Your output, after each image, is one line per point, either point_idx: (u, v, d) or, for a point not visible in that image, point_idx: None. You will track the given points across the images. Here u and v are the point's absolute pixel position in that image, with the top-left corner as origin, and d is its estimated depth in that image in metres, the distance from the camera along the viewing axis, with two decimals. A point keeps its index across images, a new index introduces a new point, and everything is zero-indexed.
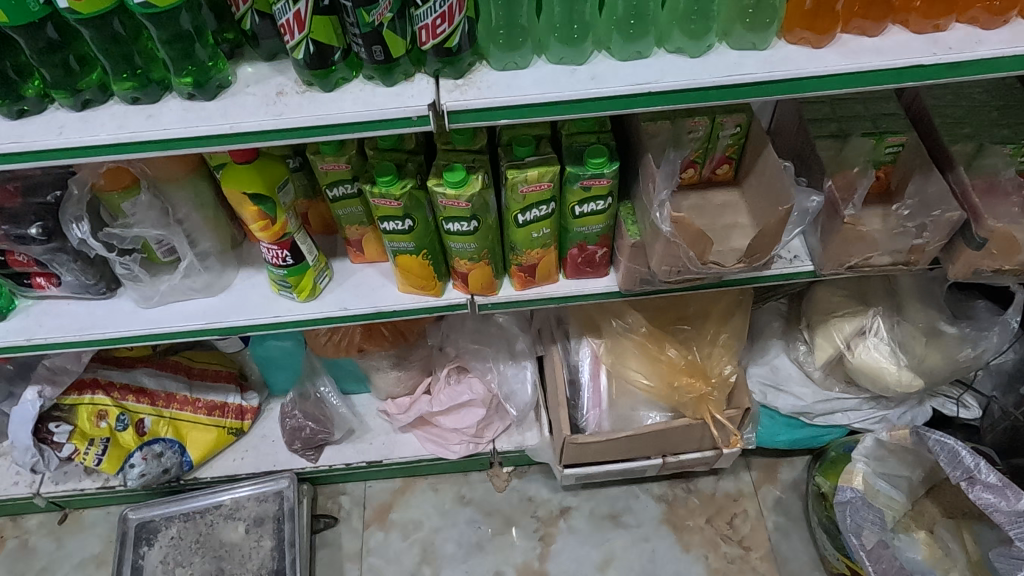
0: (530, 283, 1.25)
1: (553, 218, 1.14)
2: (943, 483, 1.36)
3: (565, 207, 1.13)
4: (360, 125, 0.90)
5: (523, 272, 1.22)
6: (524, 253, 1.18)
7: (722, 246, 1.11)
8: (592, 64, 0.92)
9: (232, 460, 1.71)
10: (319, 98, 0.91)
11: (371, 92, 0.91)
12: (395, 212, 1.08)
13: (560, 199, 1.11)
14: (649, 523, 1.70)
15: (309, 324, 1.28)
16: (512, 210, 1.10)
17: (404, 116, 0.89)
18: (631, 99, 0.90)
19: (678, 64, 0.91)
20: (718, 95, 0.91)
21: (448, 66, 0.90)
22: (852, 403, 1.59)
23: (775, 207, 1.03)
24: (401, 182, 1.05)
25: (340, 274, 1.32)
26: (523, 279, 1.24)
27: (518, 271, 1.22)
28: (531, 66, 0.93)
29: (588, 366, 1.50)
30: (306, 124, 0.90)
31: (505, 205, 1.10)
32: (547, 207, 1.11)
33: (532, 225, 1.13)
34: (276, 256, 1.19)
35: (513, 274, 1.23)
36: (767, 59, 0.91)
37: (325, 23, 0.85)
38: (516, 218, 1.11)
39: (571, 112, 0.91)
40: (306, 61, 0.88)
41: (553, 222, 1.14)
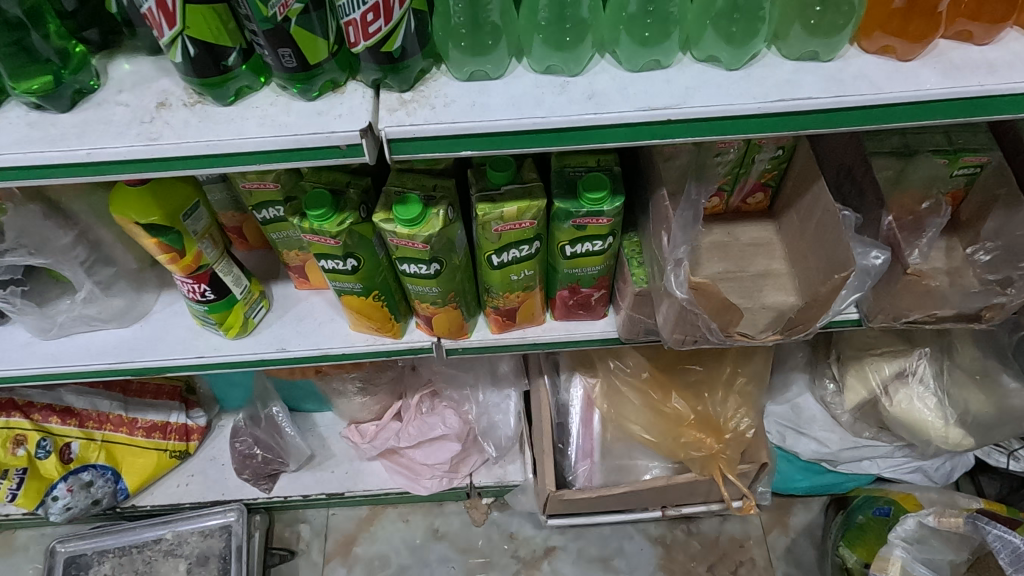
0: (509, 326, 1.02)
1: (538, 259, 0.90)
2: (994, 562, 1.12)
3: (553, 247, 0.89)
4: (268, 156, 0.66)
5: (500, 316, 0.99)
6: (502, 296, 0.95)
7: (750, 304, 0.87)
8: (591, 75, 0.67)
9: (175, 486, 1.52)
10: (212, 115, 0.66)
11: (285, 108, 0.66)
12: (335, 251, 0.84)
13: (546, 237, 0.88)
14: (643, 569, 1.52)
15: (241, 367, 1.05)
16: (485, 251, 0.86)
17: (327, 145, 0.65)
18: (644, 130, 0.65)
19: (710, 81, 0.66)
20: (764, 125, 0.66)
21: (390, 75, 0.65)
22: (883, 451, 1.38)
23: (826, 275, 0.79)
24: (339, 215, 0.80)
25: (280, 304, 1.09)
26: (502, 324, 1.01)
27: (494, 315, 0.99)
28: (508, 76, 0.67)
29: (579, 408, 1.27)
30: (192, 152, 0.65)
31: (478, 244, 0.86)
32: (530, 247, 0.87)
33: (512, 267, 0.89)
34: (192, 290, 0.95)
35: (489, 317, 1.00)
36: (834, 75, 0.66)
37: (206, 16, 0.59)
38: (490, 258, 0.87)
39: (562, 143, 0.66)
40: (189, 66, 0.62)
41: (536, 263, 0.91)
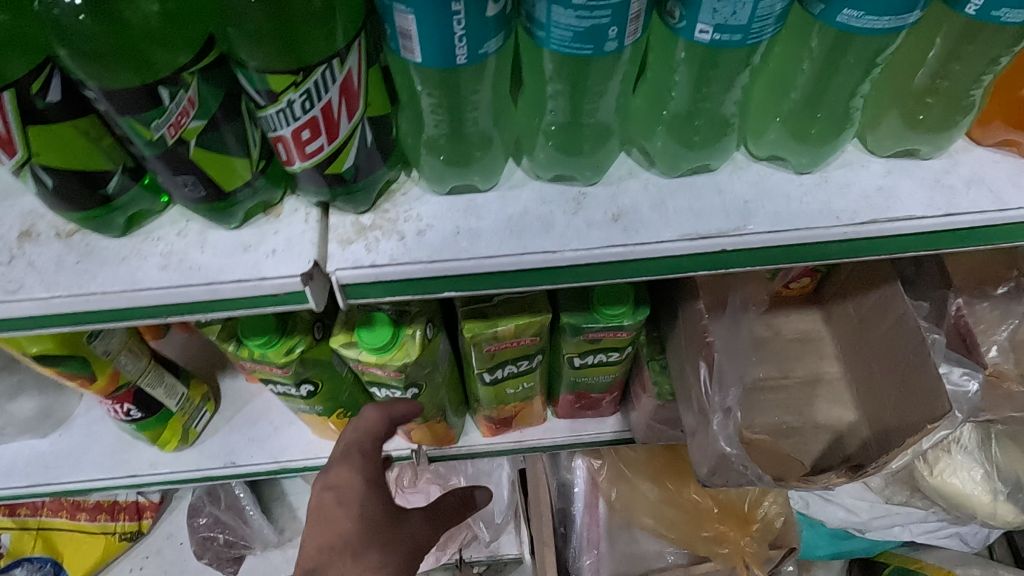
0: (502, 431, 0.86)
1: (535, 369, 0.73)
2: None
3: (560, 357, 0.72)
4: (177, 308, 0.48)
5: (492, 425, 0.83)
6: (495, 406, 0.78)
7: (799, 422, 0.71)
8: (617, 183, 0.50)
9: (128, 573, 1.30)
10: (96, 252, 0.48)
11: (199, 241, 0.48)
12: (284, 379, 0.66)
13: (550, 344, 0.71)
14: None
15: (183, 483, 0.88)
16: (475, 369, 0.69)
17: (257, 296, 0.47)
18: (691, 261, 0.48)
19: (776, 191, 0.49)
20: (849, 251, 0.49)
21: (338, 196, 0.46)
22: (917, 519, 1.22)
23: (907, 417, 0.62)
24: (287, 340, 0.62)
25: (229, 403, 0.91)
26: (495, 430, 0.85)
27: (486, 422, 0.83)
28: (504, 187, 0.50)
29: (582, 491, 1.13)
30: (67, 309, 0.47)
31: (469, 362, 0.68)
32: (531, 361, 0.70)
33: (508, 381, 0.72)
34: (114, 410, 0.77)
35: (480, 423, 0.83)
36: (940, 180, 0.49)
37: (63, 137, 0.40)
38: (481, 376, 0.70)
39: (578, 280, 0.49)
40: (50, 197, 0.43)
41: (536, 374, 0.74)
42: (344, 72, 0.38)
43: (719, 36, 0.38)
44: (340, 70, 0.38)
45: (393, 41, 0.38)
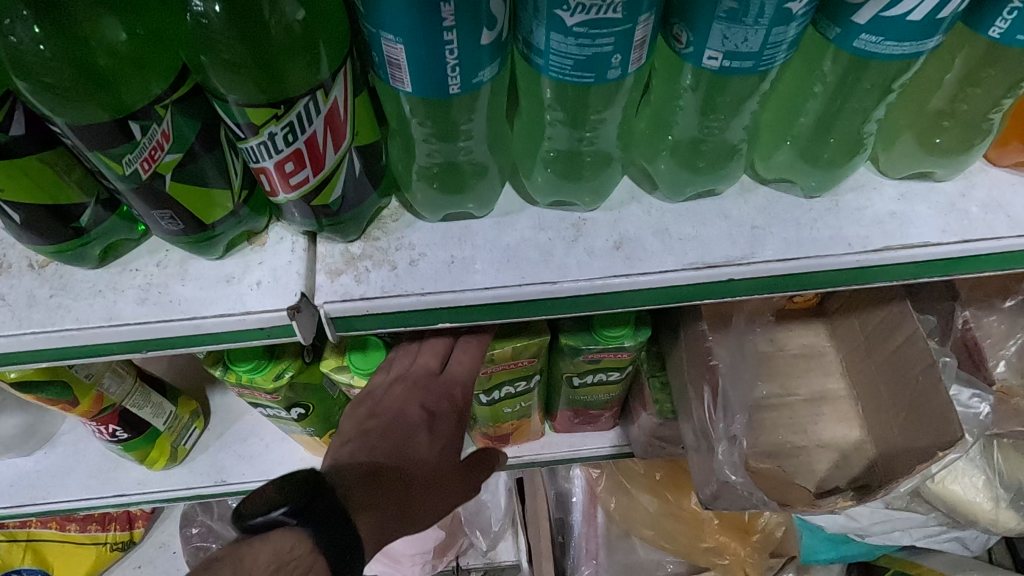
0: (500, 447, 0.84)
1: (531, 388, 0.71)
2: None
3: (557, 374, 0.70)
4: (157, 343, 0.45)
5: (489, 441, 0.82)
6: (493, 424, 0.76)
7: (804, 441, 0.69)
8: (618, 208, 0.47)
9: None
10: (71, 285, 0.45)
11: (180, 272, 0.46)
12: (274, 403, 0.64)
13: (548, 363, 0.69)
14: None
15: (173, 502, 0.86)
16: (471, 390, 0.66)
17: (242, 330, 0.45)
18: (697, 291, 0.46)
19: (785, 217, 0.47)
20: (861, 279, 0.47)
21: (326, 226, 0.44)
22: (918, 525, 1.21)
23: (919, 443, 0.61)
24: (276, 365, 0.60)
25: (219, 419, 0.89)
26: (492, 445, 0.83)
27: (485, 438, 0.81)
28: (500, 213, 0.47)
29: (580, 500, 1.12)
30: (40, 345, 0.44)
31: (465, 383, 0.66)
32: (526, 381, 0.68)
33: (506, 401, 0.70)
34: (99, 431, 0.75)
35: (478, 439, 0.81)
36: (955, 205, 0.47)
37: (30, 170, 0.37)
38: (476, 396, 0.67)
39: (578, 311, 0.47)
40: (19, 231, 0.41)
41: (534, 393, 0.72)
42: (329, 102, 0.36)
43: (730, 63, 0.36)
44: (325, 101, 0.35)
45: (381, 70, 0.35)
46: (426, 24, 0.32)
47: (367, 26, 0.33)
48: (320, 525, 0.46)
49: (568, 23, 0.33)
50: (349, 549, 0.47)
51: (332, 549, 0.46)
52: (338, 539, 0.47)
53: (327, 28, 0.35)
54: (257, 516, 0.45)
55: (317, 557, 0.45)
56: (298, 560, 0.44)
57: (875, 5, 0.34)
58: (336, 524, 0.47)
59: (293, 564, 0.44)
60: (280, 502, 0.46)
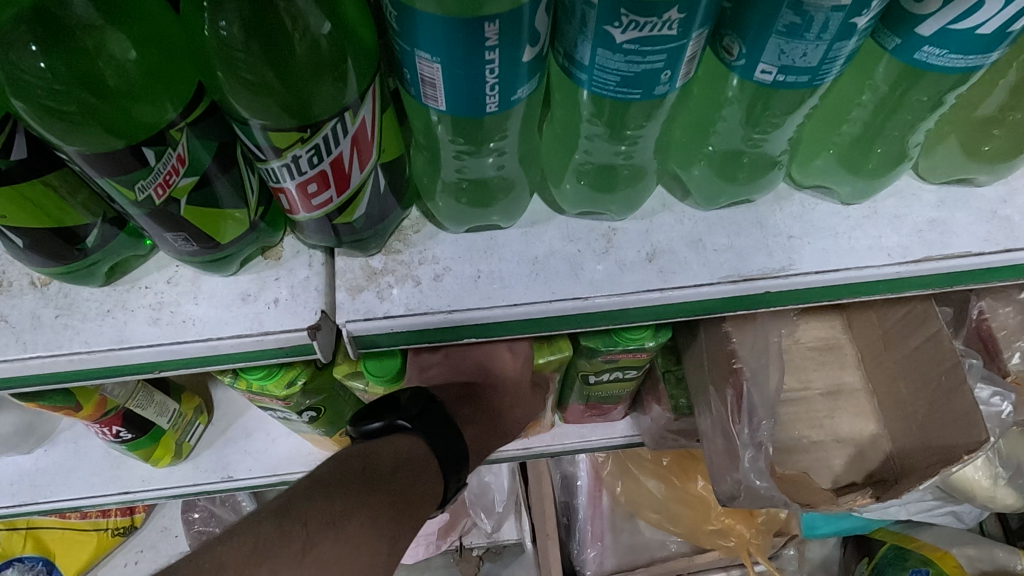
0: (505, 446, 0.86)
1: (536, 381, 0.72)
2: None
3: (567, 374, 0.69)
4: (171, 365, 0.43)
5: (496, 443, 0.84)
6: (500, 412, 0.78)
7: (820, 435, 0.69)
8: (650, 216, 0.46)
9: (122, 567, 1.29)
10: (78, 305, 0.43)
11: (192, 290, 0.43)
12: (284, 407, 0.63)
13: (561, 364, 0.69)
14: None
15: (179, 497, 0.85)
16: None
17: (261, 350, 0.43)
18: (730, 303, 0.45)
19: (821, 226, 0.45)
20: (898, 288, 0.46)
21: (347, 242, 0.42)
22: (914, 499, 1.23)
23: (947, 444, 0.60)
24: (288, 372, 0.58)
25: (222, 414, 0.87)
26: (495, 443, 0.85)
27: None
28: (527, 223, 0.45)
29: (586, 485, 1.11)
30: (48, 370, 0.42)
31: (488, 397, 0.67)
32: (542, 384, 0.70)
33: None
34: (103, 432, 0.73)
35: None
36: (996, 211, 0.46)
37: (32, 195, 0.34)
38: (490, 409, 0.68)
39: (608, 323, 0.45)
40: (21, 254, 0.38)
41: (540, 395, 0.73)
42: (358, 120, 0.34)
43: (784, 77, 0.34)
44: (353, 121, 0.33)
45: (413, 87, 0.33)
46: (468, 45, 0.29)
47: (401, 44, 0.31)
48: (432, 431, 0.50)
49: (617, 40, 0.31)
50: (456, 454, 0.52)
51: (441, 453, 0.50)
52: (446, 443, 0.51)
53: (353, 44, 0.32)
54: (375, 422, 0.49)
55: (429, 458, 0.49)
56: (417, 459, 0.48)
57: (941, 18, 0.32)
58: (444, 432, 0.51)
59: (413, 462, 0.48)
60: (395, 411, 0.50)
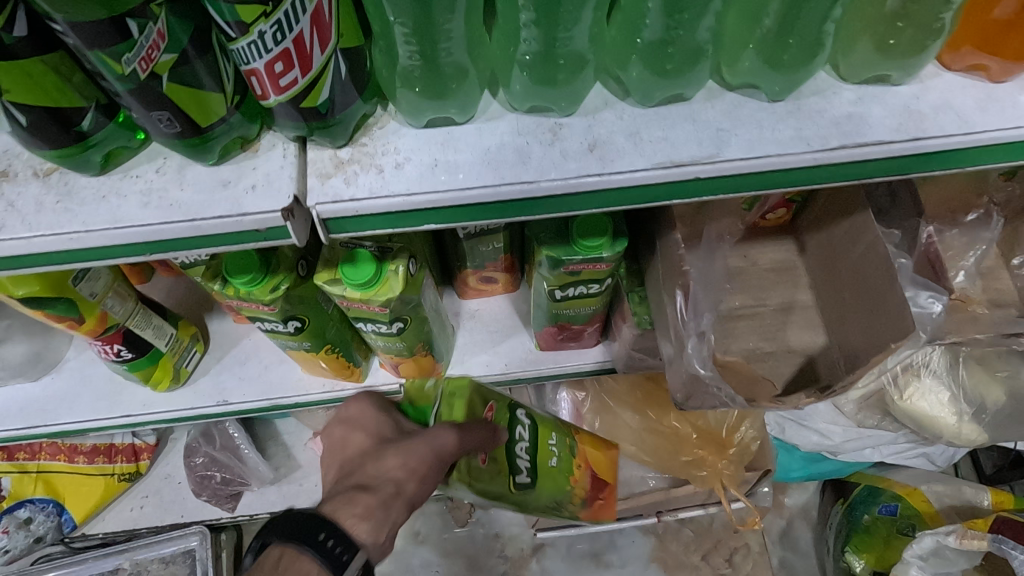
0: (612, 496, 1.01)
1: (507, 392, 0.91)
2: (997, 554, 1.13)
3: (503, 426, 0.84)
4: (159, 246, 0.48)
5: (606, 493, 1.00)
6: (566, 429, 0.96)
7: (773, 346, 0.74)
8: (591, 115, 0.50)
9: (128, 510, 1.37)
10: (76, 192, 0.48)
11: (177, 178, 0.48)
12: (271, 317, 0.68)
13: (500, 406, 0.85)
14: (635, 562, 1.46)
15: (176, 421, 0.90)
16: (509, 483, 0.84)
17: (239, 231, 0.48)
18: (664, 189, 0.49)
19: (748, 120, 0.50)
20: (820, 177, 0.51)
21: (316, 131, 0.47)
22: (886, 440, 1.28)
23: (874, 338, 0.65)
24: (272, 277, 0.63)
25: (218, 344, 0.92)
26: (613, 499, 1.01)
27: (588, 504, 0.99)
28: (480, 119, 0.50)
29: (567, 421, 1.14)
30: (50, 249, 0.47)
31: (507, 472, 0.83)
32: (525, 413, 0.89)
33: (540, 437, 0.89)
34: (104, 351, 0.78)
35: (581, 515, 0.99)
36: (910, 106, 0.50)
37: (34, 72, 0.40)
38: (518, 481, 0.85)
39: (554, 211, 0.50)
40: (25, 136, 0.43)
41: (534, 412, 0.92)
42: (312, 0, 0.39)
43: None
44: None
45: None
46: None
47: None
48: (280, 529, 0.62)
49: None
50: (312, 524, 0.63)
51: (292, 535, 0.61)
52: (297, 529, 0.62)
53: None
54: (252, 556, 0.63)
55: (285, 545, 0.61)
56: (274, 552, 0.61)
57: None
58: (297, 521, 0.62)
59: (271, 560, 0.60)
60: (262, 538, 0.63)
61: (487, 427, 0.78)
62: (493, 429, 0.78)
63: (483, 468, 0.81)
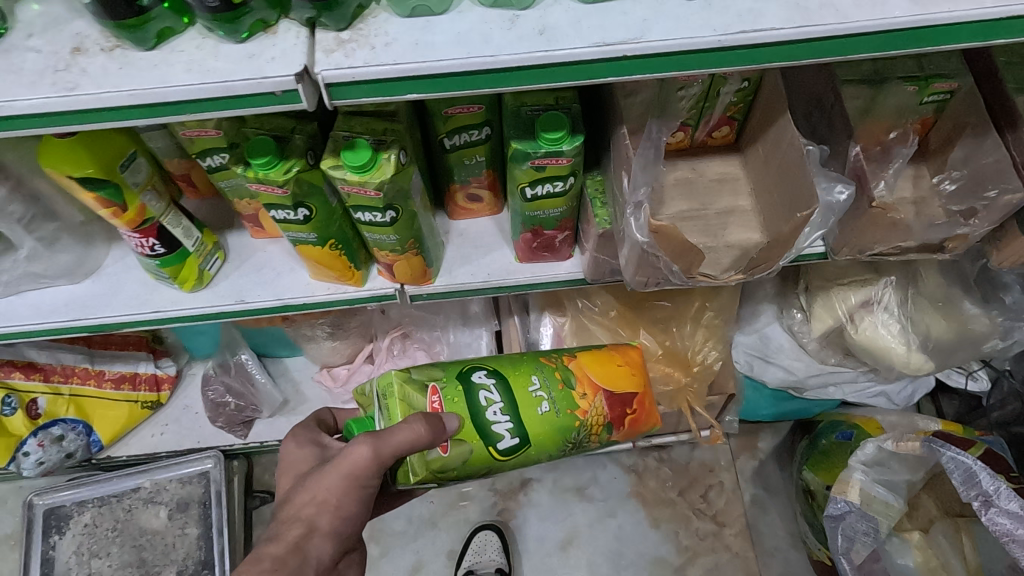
0: (642, 406, 1.04)
1: (466, 363, 0.99)
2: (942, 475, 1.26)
3: (458, 402, 0.92)
4: (197, 105, 0.61)
5: (635, 404, 1.02)
6: (556, 369, 1.01)
7: (714, 242, 0.86)
8: (542, 9, 0.63)
9: (150, 436, 1.50)
10: (133, 61, 0.61)
11: (211, 52, 0.61)
12: (283, 201, 0.80)
13: (448, 384, 0.94)
14: (617, 496, 1.56)
15: (199, 319, 1.02)
16: (487, 454, 0.91)
17: (260, 92, 0.60)
18: (600, 65, 0.62)
19: (668, 12, 0.62)
20: (727, 59, 0.63)
21: (321, 11, 0.59)
22: (847, 377, 1.39)
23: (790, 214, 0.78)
24: (285, 162, 0.76)
25: (236, 255, 1.05)
26: (646, 408, 1.04)
27: (619, 425, 1.02)
28: (453, 11, 0.63)
29: (548, 346, 1.25)
30: (114, 103, 0.60)
31: (480, 443, 0.90)
32: (487, 378, 0.96)
33: (515, 391, 0.96)
34: (141, 245, 0.91)
35: (616, 437, 1.03)
36: (799, 3, 0.62)
37: None
38: (498, 447, 0.92)
39: (511, 84, 0.62)
40: (99, 8, 0.57)
41: (505, 372, 0.98)
42: None
43: None
44: None
45: None
46: None
47: None
48: None
49: None
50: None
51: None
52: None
53: None
54: None
55: None
56: None
57: None
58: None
59: None
60: None
61: (415, 420, 0.81)
62: (423, 422, 0.82)
63: (446, 457, 0.88)
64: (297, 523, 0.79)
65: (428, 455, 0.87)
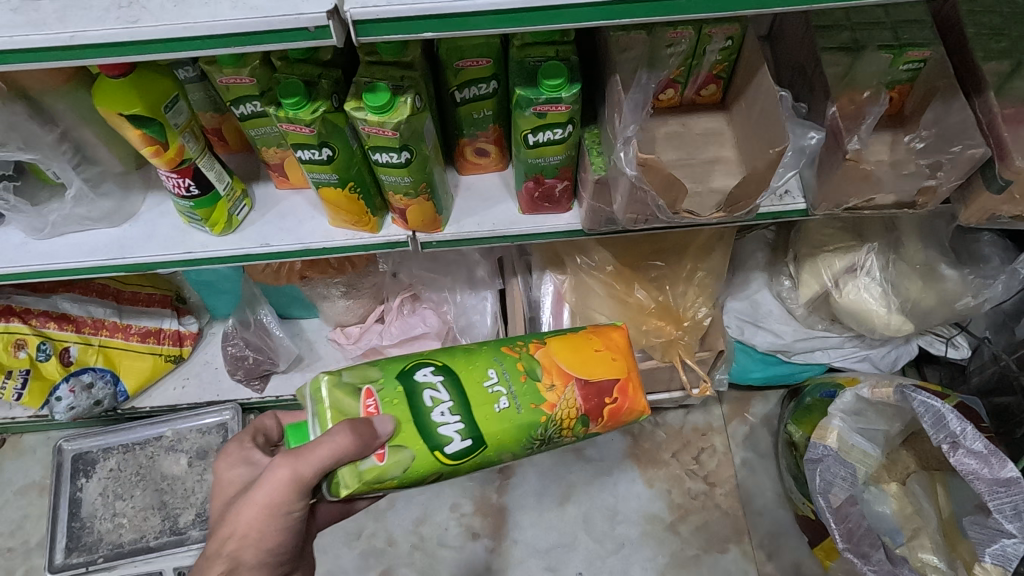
0: (624, 394, 0.92)
1: (412, 359, 0.90)
2: (920, 432, 1.31)
3: (397, 404, 0.84)
4: (241, 38, 0.70)
5: (614, 392, 0.91)
6: (517, 359, 0.91)
7: (700, 187, 0.94)
8: None
9: (173, 388, 1.59)
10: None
11: None
12: (308, 140, 0.89)
13: (385, 385, 0.86)
14: (613, 457, 1.64)
15: (226, 261, 1.11)
16: (433, 458, 0.83)
17: (296, 26, 0.69)
18: (593, 8, 0.70)
19: None
20: (707, 5, 0.71)
21: None
22: (833, 341, 1.46)
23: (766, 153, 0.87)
24: (313, 104, 0.86)
25: (262, 205, 1.14)
26: (627, 397, 0.92)
27: (597, 418, 0.91)
28: None
29: (549, 303, 1.35)
30: (169, 35, 0.69)
31: (422, 446, 0.82)
32: (432, 374, 0.87)
33: (466, 387, 0.87)
34: (177, 185, 1.00)
35: (597, 428, 0.92)
36: None
37: None
38: (445, 449, 0.83)
39: (516, 24, 0.71)
40: None
41: (455, 368, 0.89)
42: None
43: None
44: None
45: None
46: None
47: None
48: None
49: None
50: None
51: None
52: None
53: None
54: None
55: None
56: None
57: None
58: None
59: None
60: None
61: (333, 433, 0.79)
62: (345, 433, 0.78)
63: (384, 464, 0.81)
64: (223, 557, 0.85)
65: (361, 465, 0.81)
